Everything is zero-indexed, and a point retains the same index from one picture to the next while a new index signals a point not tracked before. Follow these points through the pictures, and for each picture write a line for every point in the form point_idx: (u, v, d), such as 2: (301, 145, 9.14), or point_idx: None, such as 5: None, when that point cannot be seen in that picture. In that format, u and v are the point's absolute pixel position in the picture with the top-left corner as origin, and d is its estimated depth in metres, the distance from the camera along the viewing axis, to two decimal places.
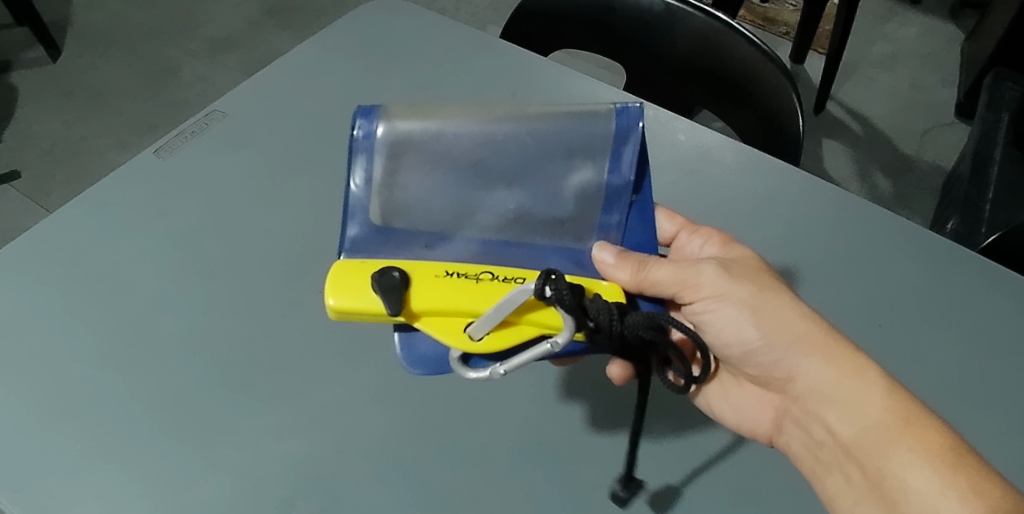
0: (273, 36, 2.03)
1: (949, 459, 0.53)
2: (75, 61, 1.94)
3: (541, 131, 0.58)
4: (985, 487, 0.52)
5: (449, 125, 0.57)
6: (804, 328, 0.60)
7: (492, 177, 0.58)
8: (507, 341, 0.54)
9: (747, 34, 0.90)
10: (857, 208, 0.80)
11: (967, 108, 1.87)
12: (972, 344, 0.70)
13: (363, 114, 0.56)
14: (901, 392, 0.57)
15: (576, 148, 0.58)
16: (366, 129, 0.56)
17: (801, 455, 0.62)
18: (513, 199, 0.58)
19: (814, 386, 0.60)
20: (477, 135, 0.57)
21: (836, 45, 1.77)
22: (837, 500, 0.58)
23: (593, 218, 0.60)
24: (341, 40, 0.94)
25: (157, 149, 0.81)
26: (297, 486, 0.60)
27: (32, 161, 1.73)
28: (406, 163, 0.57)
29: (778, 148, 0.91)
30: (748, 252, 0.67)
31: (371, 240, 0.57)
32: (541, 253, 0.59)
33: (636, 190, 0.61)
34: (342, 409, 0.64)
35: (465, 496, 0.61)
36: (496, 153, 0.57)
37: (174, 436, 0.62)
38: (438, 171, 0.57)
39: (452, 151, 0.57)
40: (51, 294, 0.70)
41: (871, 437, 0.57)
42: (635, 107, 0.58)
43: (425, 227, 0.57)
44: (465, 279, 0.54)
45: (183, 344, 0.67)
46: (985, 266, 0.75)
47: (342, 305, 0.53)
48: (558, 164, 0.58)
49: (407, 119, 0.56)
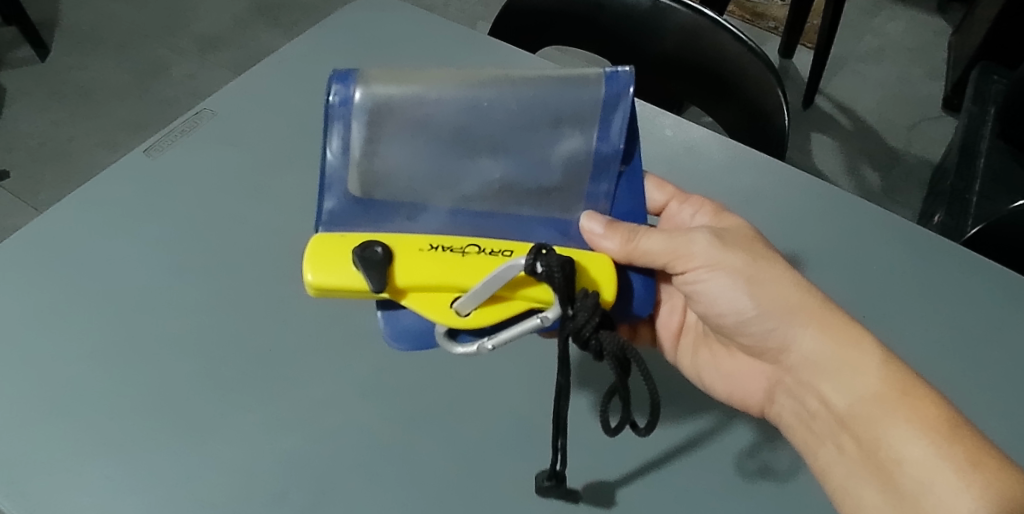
0: (262, 34, 2.03)
1: (945, 431, 0.54)
2: (62, 60, 1.93)
3: (526, 97, 0.58)
4: (980, 458, 0.52)
5: (429, 91, 0.58)
6: (798, 299, 0.61)
7: (475, 145, 0.58)
8: (496, 315, 0.54)
9: (734, 31, 0.90)
10: (843, 200, 0.81)
11: (954, 102, 1.88)
12: (956, 335, 0.71)
13: (341, 80, 0.57)
14: (896, 364, 0.58)
15: (562, 114, 0.59)
16: (344, 96, 0.57)
17: (794, 426, 0.63)
18: (497, 167, 0.59)
19: (808, 356, 0.61)
20: (460, 101, 0.58)
21: (824, 41, 1.78)
22: (830, 471, 0.59)
23: (580, 187, 0.60)
24: (330, 37, 0.95)
25: (147, 148, 0.82)
26: (290, 481, 0.61)
27: (21, 161, 1.72)
28: (386, 131, 0.57)
29: (765, 142, 0.92)
30: (740, 222, 0.68)
31: (349, 212, 0.57)
32: (528, 224, 0.59)
33: (625, 161, 0.61)
34: (334, 404, 0.65)
35: (458, 488, 0.61)
36: (478, 119, 0.58)
37: (166, 433, 0.62)
38: (419, 138, 0.58)
39: (434, 118, 0.58)
40: (42, 294, 0.70)
41: (867, 408, 0.58)
42: (624, 73, 0.59)
43: (405, 197, 0.58)
44: (451, 252, 0.55)
45: (176, 342, 0.67)
46: (968, 257, 0.77)
47: (321, 281, 0.53)
48: (544, 133, 0.59)
49: (387, 85, 0.57)
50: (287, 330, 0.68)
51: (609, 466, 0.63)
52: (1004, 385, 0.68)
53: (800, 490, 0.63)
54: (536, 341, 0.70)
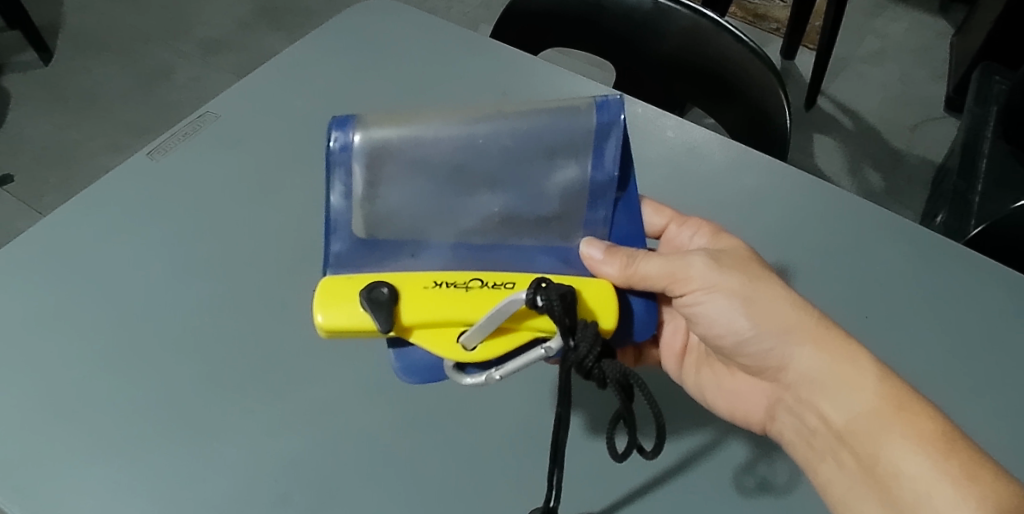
0: (264, 37, 2.03)
1: (941, 444, 0.54)
2: (66, 64, 1.94)
3: (521, 131, 0.58)
4: (976, 471, 0.52)
5: (425, 130, 0.57)
6: (796, 318, 0.61)
7: (474, 181, 0.58)
8: (503, 348, 0.54)
9: (736, 32, 0.91)
10: (844, 200, 0.81)
11: (957, 104, 1.88)
12: (959, 335, 0.71)
13: (339, 126, 0.57)
14: (893, 379, 0.58)
15: (557, 146, 0.58)
16: (342, 141, 0.57)
17: (795, 443, 0.63)
18: (497, 202, 0.59)
19: (807, 375, 0.61)
20: (456, 139, 0.58)
21: (825, 41, 1.78)
22: (830, 487, 0.59)
23: (579, 215, 0.60)
24: (333, 40, 0.95)
25: (150, 151, 0.82)
26: (293, 482, 0.61)
27: (25, 164, 1.73)
28: (386, 173, 0.57)
29: (767, 144, 0.92)
30: (738, 242, 0.68)
31: (355, 255, 0.58)
32: (529, 253, 0.59)
33: (622, 187, 0.61)
34: (336, 406, 0.65)
35: (460, 490, 0.61)
36: (475, 155, 0.58)
37: (168, 435, 0.62)
38: (418, 177, 0.58)
39: (431, 157, 0.58)
40: (46, 297, 0.70)
41: (865, 423, 0.57)
42: (615, 101, 0.59)
43: (408, 236, 0.58)
44: (455, 288, 0.55)
45: (179, 344, 0.67)
46: (970, 258, 0.76)
47: (330, 324, 0.54)
48: (540, 165, 0.59)
49: (383, 127, 0.57)
50: (289, 332, 0.69)
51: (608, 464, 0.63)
52: (1008, 385, 0.68)
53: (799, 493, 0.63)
54: None
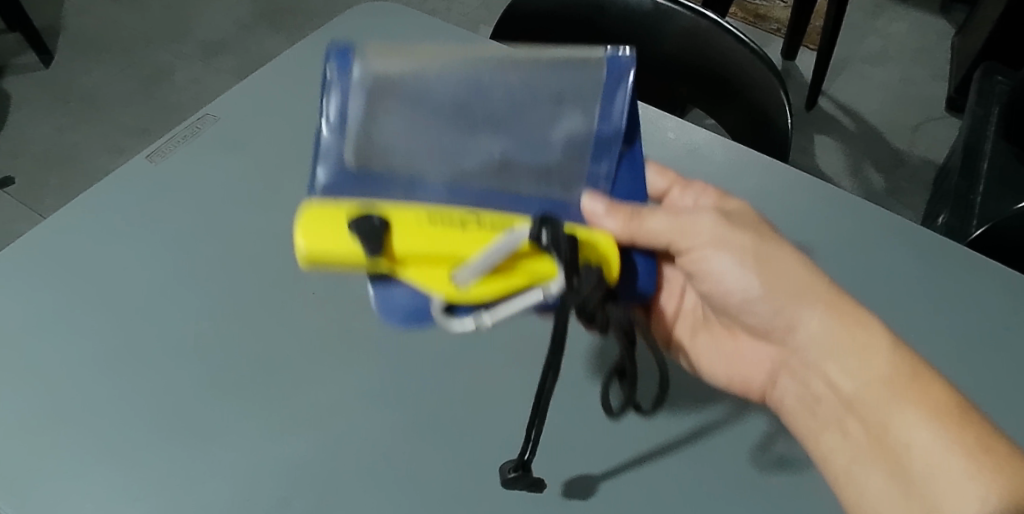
0: (264, 38, 2.04)
1: (954, 418, 0.54)
2: (66, 66, 1.94)
3: (529, 74, 0.55)
4: (992, 446, 0.52)
5: (429, 66, 0.54)
6: (807, 280, 0.61)
7: (476, 122, 0.54)
8: (498, 289, 0.50)
9: (736, 33, 0.90)
10: (845, 201, 0.81)
11: (958, 104, 1.88)
12: (960, 336, 0.71)
13: (338, 53, 0.53)
14: (902, 347, 0.58)
15: (565, 93, 0.55)
16: (341, 69, 0.53)
17: (797, 410, 0.64)
18: (502, 140, 0.55)
19: (817, 336, 0.60)
20: (460, 78, 0.54)
21: (826, 42, 1.78)
22: (835, 455, 0.60)
23: (581, 167, 0.57)
24: (332, 41, 0.95)
25: (150, 154, 0.82)
26: (294, 485, 0.61)
27: (26, 166, 1.73)
28: (383, 106, 0.53)
29: (768, 144, 0.91)
30: (742, 202, 0.67)
31: (344, 184, 0.53)
32: (528, 202, 0.55)
33: (626, 141, 0.58)
34: (337, 408, 0.64)
35: (462, 493, 0.61)
36: (478, 96, 0.54)
37: (169, 440, 0.62)
38: (417, 115, 0.54)
39: (432, 96, 0.54)
40: (46, 300, 0.70)
41: (876, 391, 0.57)
42: (627, 54, 0.56)
43: (401, 174, 0.54)
44: (449, 218, 0.51)
45: (179, 347, 0.67)
46: (971, 258, 0.76)
47: (313, 252, 0.48)
48: (545, 110, 0.55)
49: (384, 58, 0.53)
50: (290, 334, 0.68)
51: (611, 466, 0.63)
52: (1010, 386, 0.68)
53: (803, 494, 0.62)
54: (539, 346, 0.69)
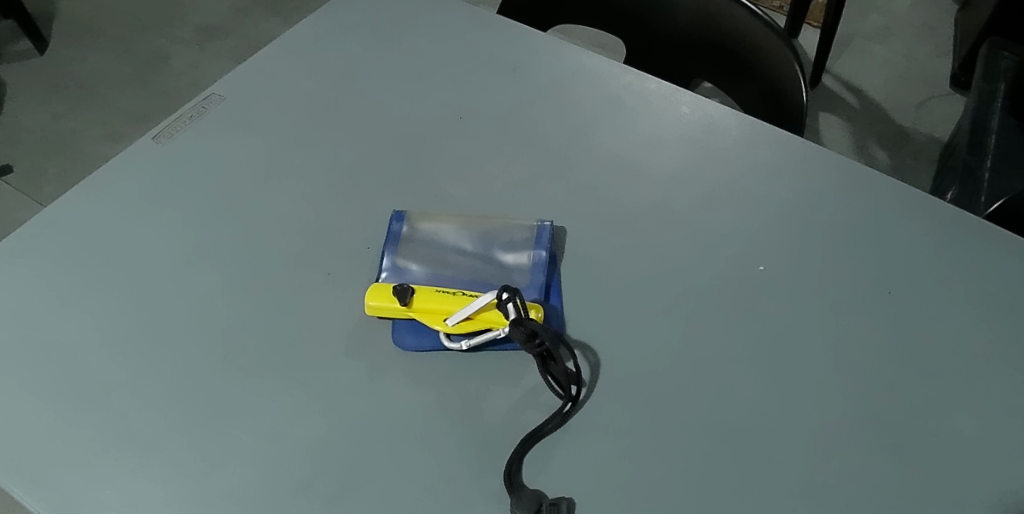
0: (260, 22, 2.01)
1: (977, 387, 0.65)
2: (62, 53, 1.92)
3: (508, 183, 0.77)
4: (988, 401, 0.64)
5: (451, 207, 0.75)
6: (822, 266, 0.72)
7: (478, 219, 0.74)
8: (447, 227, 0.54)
9: (750, 5, 0.88)
10: (861, 174, 0.79)
11: (963, 80, 1.85)
12: (984, 309, 0.70)
13: (397, 212, 0.74)
14: (900, 326, 0.68)
15: (530, 181, 0.78)
16: (398, 216, 0.73)
17: (851, 383, 0.65)
18: (523, 261, 0.70)
19: (857, 337, 0.68)
20: (470, 200, 0.76)
21: (831, 19, 1.75)
22: (897, 427, 0.63)
23: (522, 225, 0.73)
24: (336, 19, 0.93)
25: (155, 134, 0.80)
26: (313, 469, 0.59)
27: (23, 155, 1.71)
28: (426, 221, 0.73)
29: (783, 119, 0.89)
30: (742, 180, 0.79)
31: (400, 277, 0.69)
32: (502, 264, 0.71)
33: (579, 202, 0.76)
34: (351, 390, 0.62)
35: (486, 475, 0.59)
36: (475, 203, 0.76)
37: (186, 422, 0.61)
38: (446, 226, 0.73)
39: (452, 212, 0.75)
40: (58, 283, 0.69)
41: (907, 371, 0.66)
42: (596, 122, 0.83)
43: (430, 264, 0.70)
44: None
45: (192, 330, 0.66)
46: (990, 230, 0.75)
47: None
48: (525, 198, 0.76)
49: (422, 207, 0.75)
50: (302, 317, 0.67)
51: (633, 444, 0.61)
52: None
53: (836, 470, 0.60)
54: (558, 324, 0.68)
